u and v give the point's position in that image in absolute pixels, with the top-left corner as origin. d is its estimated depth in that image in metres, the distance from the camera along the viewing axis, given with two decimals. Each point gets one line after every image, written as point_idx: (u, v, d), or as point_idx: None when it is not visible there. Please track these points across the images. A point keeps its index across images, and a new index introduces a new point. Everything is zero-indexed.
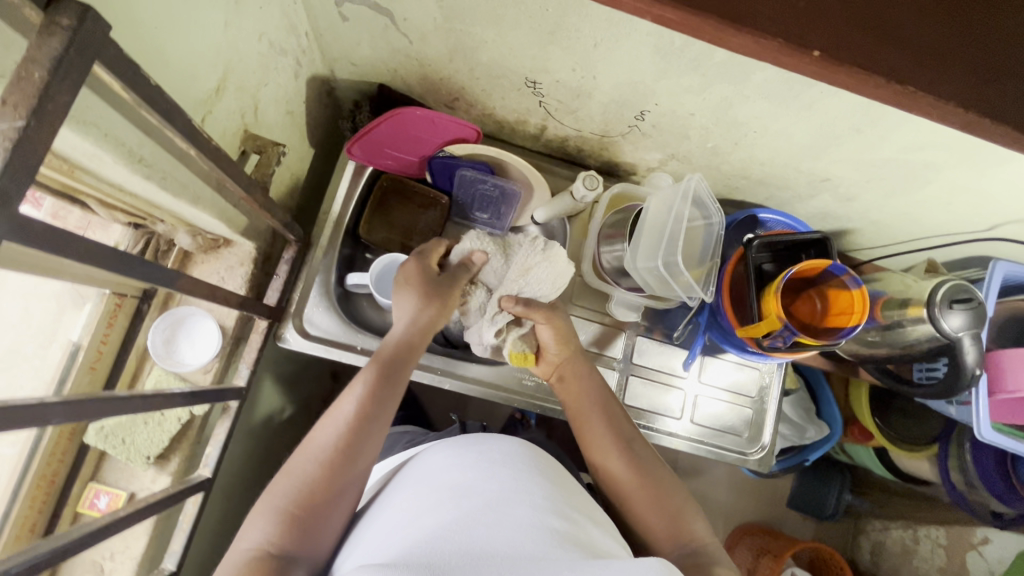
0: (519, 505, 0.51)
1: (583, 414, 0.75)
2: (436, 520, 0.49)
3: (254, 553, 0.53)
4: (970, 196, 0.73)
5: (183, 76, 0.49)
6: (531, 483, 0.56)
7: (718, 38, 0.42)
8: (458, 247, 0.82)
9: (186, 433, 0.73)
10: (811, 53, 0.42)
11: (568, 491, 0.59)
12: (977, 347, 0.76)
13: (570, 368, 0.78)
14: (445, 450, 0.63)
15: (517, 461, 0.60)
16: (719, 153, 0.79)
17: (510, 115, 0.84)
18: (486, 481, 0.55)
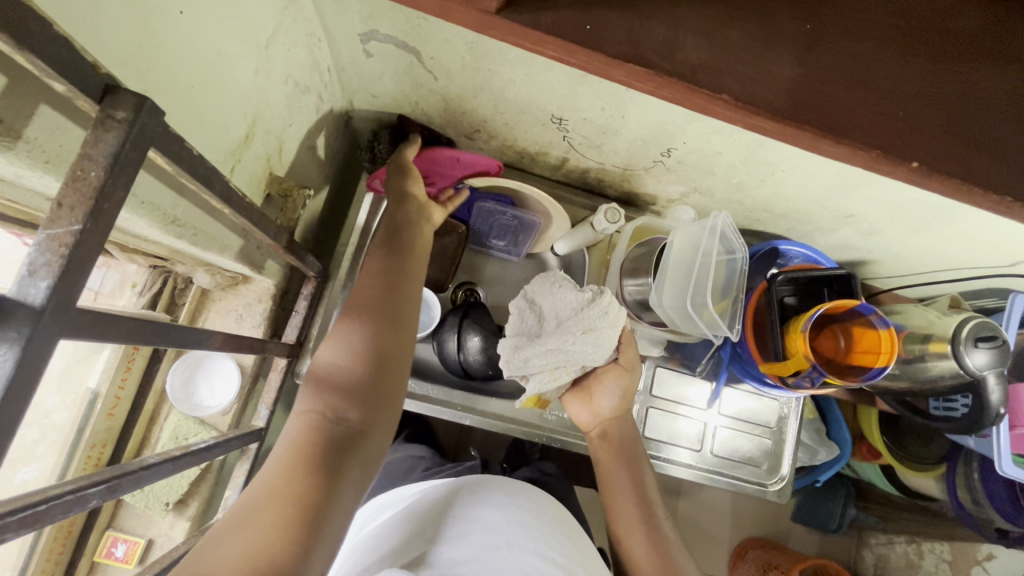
0: (533, 554, 0.55)
1: (615, 472, 0.78)
2: (456, 554, 0.53)
3: (312, 425, 0.51)
4: (995, 236, 0.73)
5: (215, 129, 0.48)
6: (553, 541, 0.59)
7: (813, 146, 0.42)
8: (540, 279, 0.79)
9: (204, 477, 0.71)
10: (910, 164, 0.41)
11: (583, 551, 0.62)
12: (1002, 386, 0.76)
13: (615, 429, 0.82)
14: (470, 486, 0.67)
15: (539, 512, 0.64)
16: (744, 188, 0.79)
17: (532, 147, 0.83)
18: (508, 524, 0.59)
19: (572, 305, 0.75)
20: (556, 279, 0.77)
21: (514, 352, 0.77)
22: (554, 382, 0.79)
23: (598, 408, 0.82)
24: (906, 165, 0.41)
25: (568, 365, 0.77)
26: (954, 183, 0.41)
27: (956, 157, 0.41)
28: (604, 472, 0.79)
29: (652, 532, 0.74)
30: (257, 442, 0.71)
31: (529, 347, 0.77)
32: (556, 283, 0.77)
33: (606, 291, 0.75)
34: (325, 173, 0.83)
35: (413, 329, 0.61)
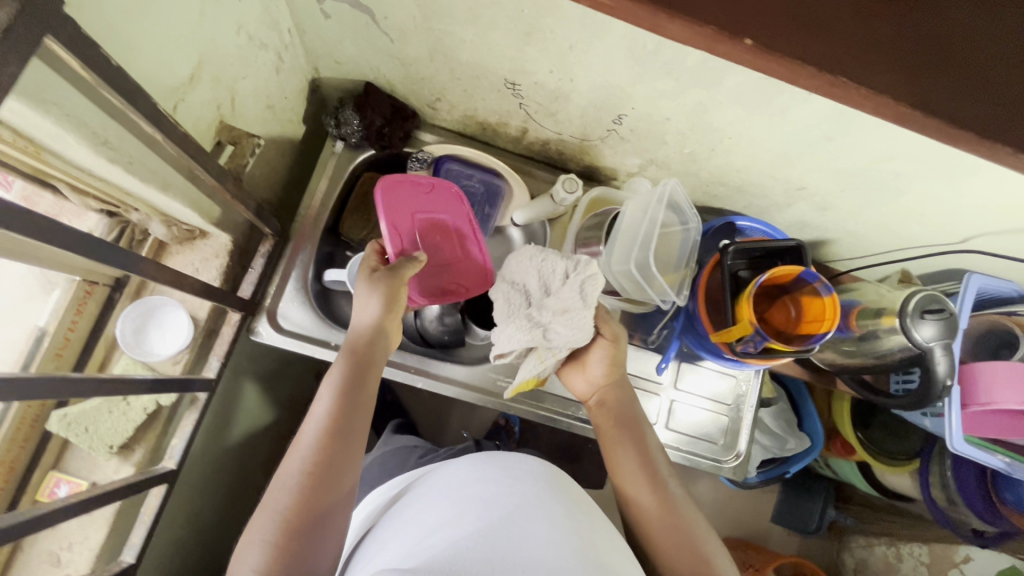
0: (536, 521, 0.55)
1: (617, 438, 0.79)
2: (457, 532, 0.52)
3: None
4: (941, 208, 0.74)
5: (153, 62, 0.50)
6: (553, 505, 0.59)
7: (655, 26, 0.46)
8: (518, 257, 0.78)
9: (152, 424, 0.72)
10: (744, 41, 0.45)
11: (587, 510, 0.63)
12: (948, 358, 0.76)
13: (611, 397, 0.83)
14: (469, 463, 0.68)
15: (537, 478, 0.64)
16: (697, 159, 0.80)
17: (492, 116, 0.84)
18: (506, 497, 0.58)
19: (551, 282, 0.76)
20: (537, 253, 0.77)
21: (502, 331, 0.79)
22: (541, 365, 0.80)
23: (592, 377, 0.84)
24: (738, 42, 0.45)
25: (551, 348, 0.79)
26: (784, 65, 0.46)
27: (788, 42, 0.46)
28: (608, 440, 0.80)
29: (659, 492, 0.74)
30: (206, 391, 0.73)
31: (508, 325, 0.78)
32: (535, 261, 0.77)
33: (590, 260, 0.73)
34: (289, 137, 0.85)
35: (354, 467, 0.65)
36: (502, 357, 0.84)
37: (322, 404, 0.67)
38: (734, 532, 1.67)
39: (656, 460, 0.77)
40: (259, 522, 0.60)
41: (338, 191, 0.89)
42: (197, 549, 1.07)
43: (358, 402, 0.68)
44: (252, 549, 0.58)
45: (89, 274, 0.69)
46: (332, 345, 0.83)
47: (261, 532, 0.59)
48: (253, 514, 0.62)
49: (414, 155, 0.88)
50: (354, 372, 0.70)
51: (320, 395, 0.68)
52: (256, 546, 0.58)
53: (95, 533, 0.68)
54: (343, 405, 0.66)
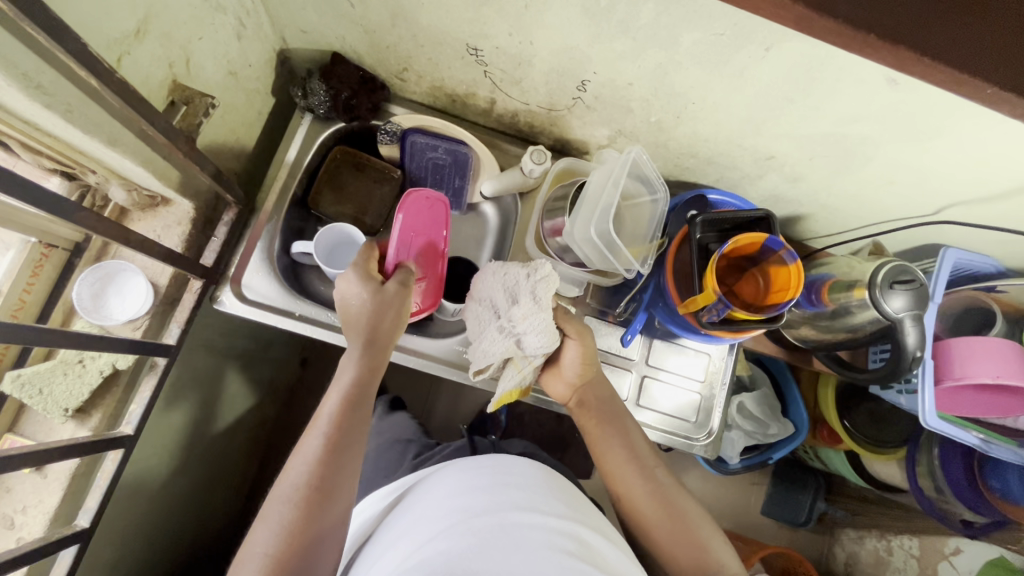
0: (528, 528, 0.54)
1: (603, 435, 0.79)
2: (450, 545, 0.51)
3: None
4: (911, 175, 0.72)
5: (92, 9, 0.50)
6: (544, 507, 0.59)
7: None
8: (483, 274, 0.80)
9: (110, 389, 0.72)
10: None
11: (580, 511, 0.64)
12: (919, 329, 0.74)
13: (590, 395, 0.82)
14: (461, 468, 0.68)
15: (530, 483, 0.64)
16: (664, 128, 0.79)
17: (459, 86, 0.84)
18: (498, 503, 0.58)
19: (511, 290, 0.76)
20: (499, 268, 0.78)
21: (478, 346, 0.81)
22: (520, 375, 0.79)
23: (563, 377, 0.82)
24: None
25: (525, 355, 0.78)
26: None
27: None
28: (594, 439, 0.80)
29: (653, 487, 0.75)
30: (165, 356, 0.73)
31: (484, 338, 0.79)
32: (496, 275, 0.78)
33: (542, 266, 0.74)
34: (257, 108, 0.85)
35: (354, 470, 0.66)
36: (483, 373, 0.83)
37: (328, 412, 0.68)
38: (723, 524, 1.64)
39: (644, 455, 0.78)
40: (260, 530, 0.60)
41: (308, 162, 0.88)
42: (176, 532, 1.05)
43: (358, 404, 0.69)
44: (254, 558, 0.58)
45: (47, 236, 0.69)
46: (296, 316, 0.82)
47: (262, 541, 0.59)
48: (252, 525, 0.62)
49: (381, 127, 0.88)
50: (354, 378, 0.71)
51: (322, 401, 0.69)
52: (256, 554, 0.59)
53: (50, 497, 0.68)
54: (348, 414, 0.68)
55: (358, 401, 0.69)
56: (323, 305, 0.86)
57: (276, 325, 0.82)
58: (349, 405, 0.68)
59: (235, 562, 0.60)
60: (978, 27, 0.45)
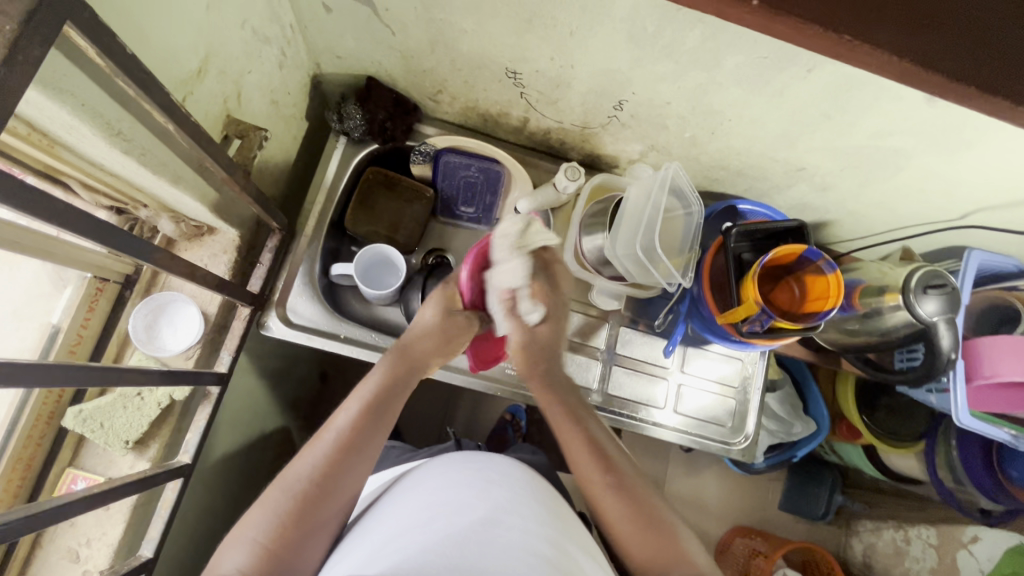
0: (508, 528, 0.54)
1: (561, 421, 0.72)
2: (427, 537, 0.51)
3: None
4: (941, 183, 0.75)
5: (163, 56, 0.51)
6: (527, 507, 0.59)
7: None
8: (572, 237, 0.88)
9: (166, 419, 0.72)
10: (751, 2, 0.42)
11: (562, 519, 0.62)
12: (952, 332, 0.77)
13: (532, 361, 0.75)
14: (447, 465, 0.68)
15: (515, 481, 0.64)
16: (698, 143, 0.81)
17: (493, 107, 0.85)
18: (479, 502, 0.57)
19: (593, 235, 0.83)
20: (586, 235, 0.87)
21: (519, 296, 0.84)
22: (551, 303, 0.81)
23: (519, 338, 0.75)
24: None
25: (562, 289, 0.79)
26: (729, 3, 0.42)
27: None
28: (550, 422, 0.73)
29: (616, 481, 0.67)
30: (218, 385, 0.74)
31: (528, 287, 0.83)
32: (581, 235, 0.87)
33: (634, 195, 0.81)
34: (294, 134, 0.86)
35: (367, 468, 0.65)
36: None
37: (340, 422, 0.65)
38: (743, 521, 1.65)
39: (609, 446, 0.70)
40: (252, 518, 0.59)
41: (342, 185, 0.89)
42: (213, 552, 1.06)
43: (383, 411, 0.67)
44: (240, 548, 0.57)
45: (101, 271, 0.70)
46: (341, 337, 0.83)
47: (252, 531, 0.58)
48: (248, 509, 0.60)
49: (416, 148, 0.89)
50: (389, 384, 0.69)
51: (348, 400, 0.67)
52: (244, 542, 0.57)
53: (113, 528, 0.69)
54: (361, 425, 0.65)
55: (374, 416, 0.66)
56: (365, 326, 0.87)
57: (322, 347, 0.84)
58: (363, 416, 0.65)
59: (222, 548, 0.59)
60: None
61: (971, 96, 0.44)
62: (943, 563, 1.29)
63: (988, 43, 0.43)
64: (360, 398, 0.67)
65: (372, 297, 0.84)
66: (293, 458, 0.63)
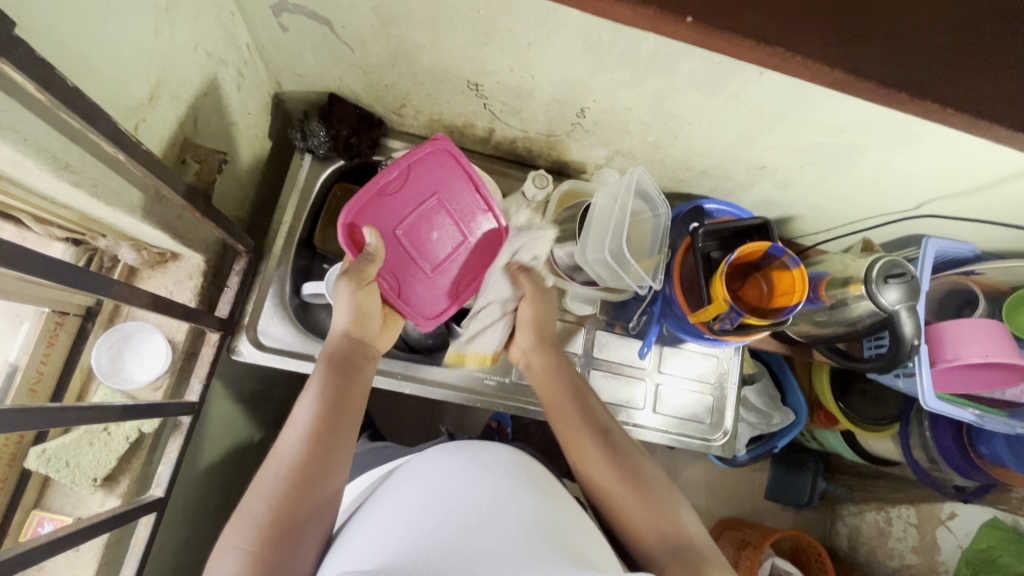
0: (505, 511, 0.53)
1: (553, 399, 0.76)
2: (422, 527, 0.50)
3: None
4: (895, 176, 0.77)
5: (112, 86, 0.51)
6: (522, 493, 0.58)
7: None
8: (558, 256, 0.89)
9: (136, 453, 0.70)
10: (687, 19, 0.43)
11: (557, 500, 0.61)
12: (913, 320, 0.79)
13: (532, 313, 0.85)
14: (436, 457, 0.66)
15: (508, 468, 0.63)
16: (661, 146, 0.82)
17: (458, 118, 0.85)
18: (475, 490, 0.56)
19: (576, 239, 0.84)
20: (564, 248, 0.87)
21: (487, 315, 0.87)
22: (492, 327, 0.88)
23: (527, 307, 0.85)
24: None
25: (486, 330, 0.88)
26: (666, 19, 0.43)
27: None
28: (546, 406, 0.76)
29: (605, 447, 0.69)
30: (189, 415, 0.72)
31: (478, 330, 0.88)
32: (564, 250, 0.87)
33: (597, 194, 0.83)
34: (256, 153, 0.85)
35: (346, 449, 0.63)
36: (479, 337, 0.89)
37: (303, 414, 0.64)
38: (731, 513, 1.66)
39: (597, 414, 0.73)
40: (235, 528, 0.55)
41: (308, 203, 0.88)
42: None
43: (347, 394, 0.67)
44: (226, 559, 0.53)
45: (59, 304, 0.68)
46: (315, 358, 0.82)
47: (237, 541, 0.54)
48: (229, 522, 0.57)
49: (382, 164, 0.89)
50: (341, 369, 0.69)
51: (303, 395, 0.66)
52: (230, 555, 0.53)
53: (84, 570, 0.66)
54: (327, 415, 0.64)
55: (337, 405, 0.65)
56: None
57: (296, 370, 0.82)
58: (327, 405, 0.64)
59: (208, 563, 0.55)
60: (977, 43, 0.46)
61: (907, 101, 0.46)
62: (923, 541, 1.32)
63: (914, 49, 0.45)
64: (317, 389, 0.66)
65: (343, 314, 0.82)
66: (267, 456, 0.61)
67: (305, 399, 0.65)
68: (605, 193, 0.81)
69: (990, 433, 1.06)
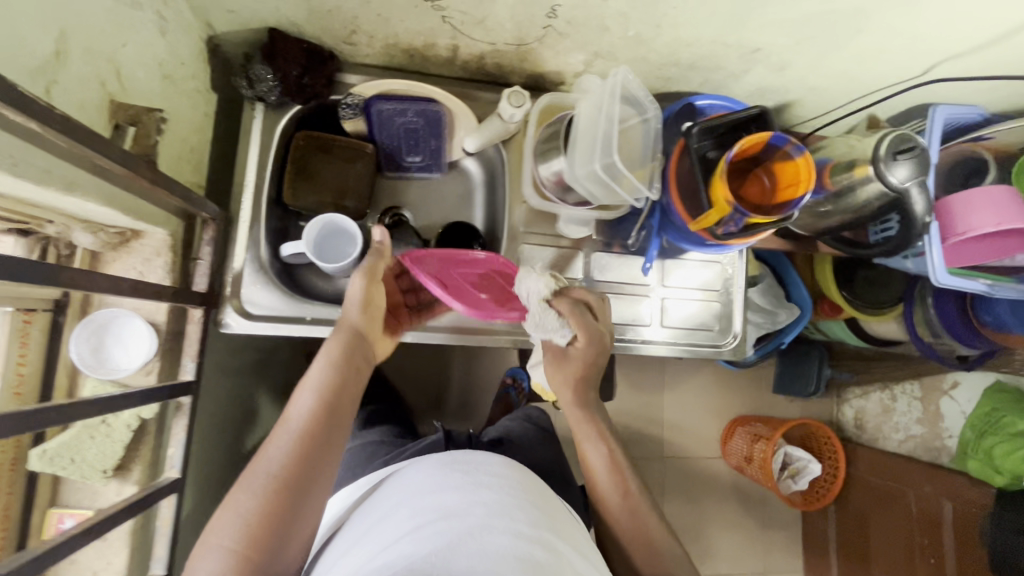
0: (500, 532, 0.52)
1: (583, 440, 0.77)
2: (412, 549, 0.48)
3: None
4: (902, 40, 0.70)
5: (4, 41, 0.43)
6: (517, 510, 0.56)
7: None
8: (542, 178, 0.82)
9: (142, 439, 0.69)
10: None
11: (550, 514, 0.60)
12: (924, 195, 0.75)
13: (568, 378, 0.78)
14: (426, 471, 0.64)
15: (504, 482, 0.61)
16: (644, 40, 0.74)
17: (416, 39, 0.77)
18: (470, 507, 0.55)
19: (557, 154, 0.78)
20: (544, 166, 0.81)
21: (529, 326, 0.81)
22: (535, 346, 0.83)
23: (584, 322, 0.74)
24: None
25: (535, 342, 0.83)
26: None
27: None
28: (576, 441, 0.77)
29: (632, 506, 0.72)
30: (189, 395, 0.70)
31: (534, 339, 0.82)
32: (548, 171, 0.80)
33: (576, 103, 0.77)
34: (201, 108, 0.77)
35: (338, 451, 0.62)
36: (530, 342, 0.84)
37: (295, 418, 0.61)
38: (743, 412, 1.70)
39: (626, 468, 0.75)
40: (219, 522, 0.54)
41: (270, 157, 0.81)
42: None
43: (342, 398, 0.64)
44: (210, 557, 0.52)
45: (24, 302, 0.64)
46: (309, 319, 0.79)
47: (221, 539, 0.53)
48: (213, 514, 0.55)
49: (342, 101, 0.81)
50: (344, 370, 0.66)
51: (302, 389, 0.63)
52: (211, 554, 0.52)
53: (116, 557, 0.66)
54: (320, 421, 0.61)
55: (335, 402, 0.63)
56: (329, 304, 0.82)
57: (290, 334, 0.79)
58: (321, 409, 0.61)
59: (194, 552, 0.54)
60: None
61: None
62: (927, 412, 1.39)
63: None
64: (317, 387, 0.63)
65: (332, 268, 0.82)
66: (260, 449, 0.59)
67: (303, 399, 0.63)
68: (585, 99, 0.75)
69: (994, 301, 1.06)
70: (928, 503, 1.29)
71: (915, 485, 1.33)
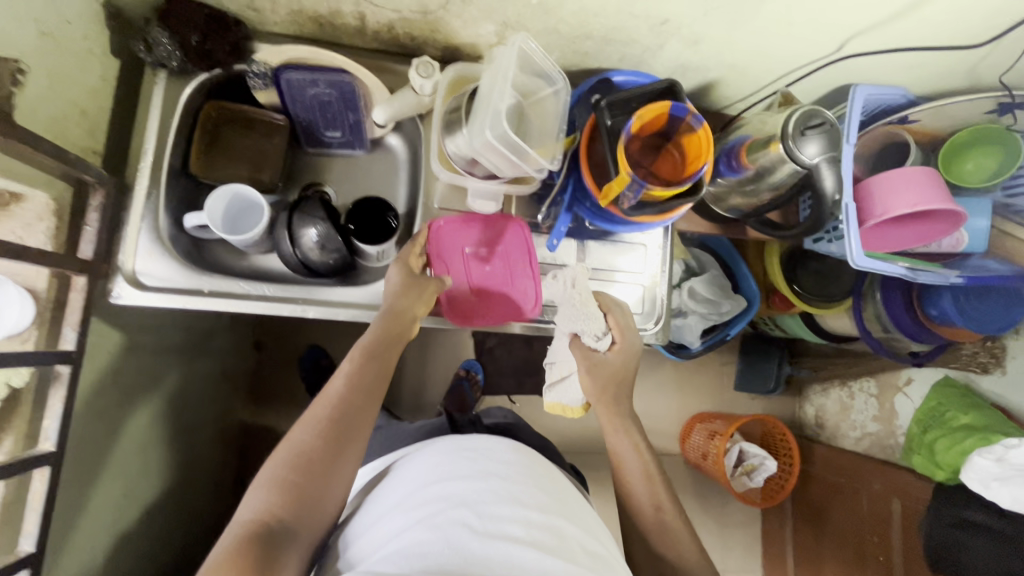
0: (510, 524, 0.54)
1: (613, 441, 0.81)
2: (426, 540, 0.51)
3: (252, 521, 0.57)
4: (806, 12, 0.69)
5: None
6: (526, 496, 0.58)
7: None
8: (451, 154, 0.80)
9: (15, 409, 0.67)
10: None
11: (560, 499, 0.62)
12: (834, 172, 0.76)
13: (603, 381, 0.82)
14: (438, 453, 0.64)
15: (514, 466, 0.63)
16: (549, 10, 0.73)
17: (320, 4, 0.75)
18: (482, 497, 0.56)
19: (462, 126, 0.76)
20: (452, 141, 0.79)
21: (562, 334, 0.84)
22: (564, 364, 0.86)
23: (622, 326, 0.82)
24: None
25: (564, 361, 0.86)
26: None
27: None
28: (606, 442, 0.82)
29: (654, 505, 0.78)
30: (67, 364, 0.68)
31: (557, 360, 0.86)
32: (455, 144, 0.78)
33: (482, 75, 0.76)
34: (99, 73, 0.75)
35: (373, 412, 0.69)
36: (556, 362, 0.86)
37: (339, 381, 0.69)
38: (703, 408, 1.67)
39: (653, 469, 0.80)
40: (270, 463, 0.62)
41: (174, 126, 0.79)
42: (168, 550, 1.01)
43: (379, 366, 0.71)
44: (259, 491, 0.60)
45: None
46: (206, 292, 0.77)
47: (269, 476, 0.61)
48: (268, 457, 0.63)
49: (250, 71, 0.81)
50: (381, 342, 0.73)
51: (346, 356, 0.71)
52: (261, 487, 0.60)
53: None
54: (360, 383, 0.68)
55: (373, 366, 0.70)
56: (232, 277, 0.80)
57: (188, 307, 0.77)
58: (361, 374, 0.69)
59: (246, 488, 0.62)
60: None
61: None
62: (883, 410, 1.34)
63: None
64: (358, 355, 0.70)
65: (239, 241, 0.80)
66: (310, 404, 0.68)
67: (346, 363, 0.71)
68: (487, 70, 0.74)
69: (938, 295, 1.03)
70: (880, 501, 1.26)
71: (867, 482, 1.30)
